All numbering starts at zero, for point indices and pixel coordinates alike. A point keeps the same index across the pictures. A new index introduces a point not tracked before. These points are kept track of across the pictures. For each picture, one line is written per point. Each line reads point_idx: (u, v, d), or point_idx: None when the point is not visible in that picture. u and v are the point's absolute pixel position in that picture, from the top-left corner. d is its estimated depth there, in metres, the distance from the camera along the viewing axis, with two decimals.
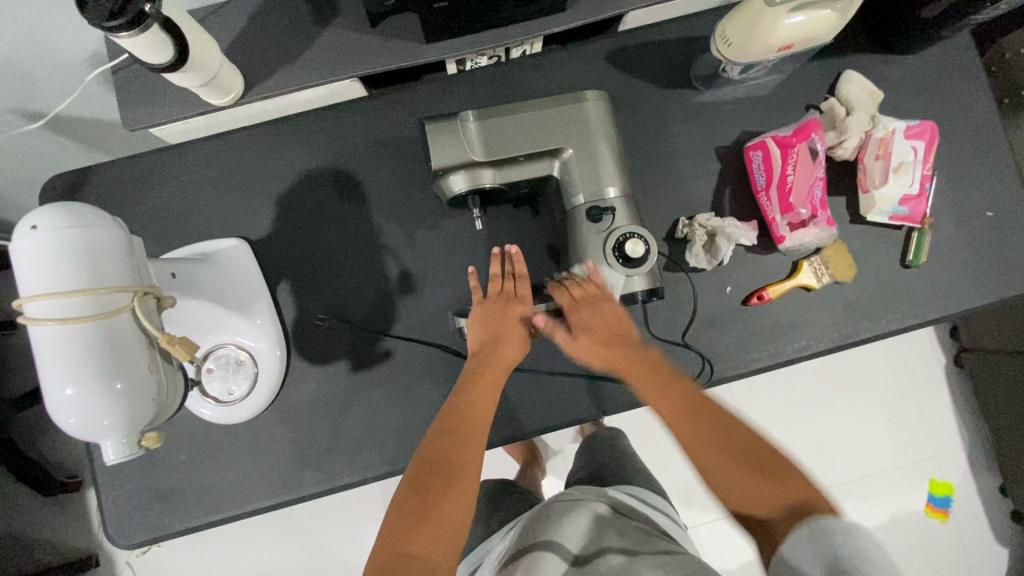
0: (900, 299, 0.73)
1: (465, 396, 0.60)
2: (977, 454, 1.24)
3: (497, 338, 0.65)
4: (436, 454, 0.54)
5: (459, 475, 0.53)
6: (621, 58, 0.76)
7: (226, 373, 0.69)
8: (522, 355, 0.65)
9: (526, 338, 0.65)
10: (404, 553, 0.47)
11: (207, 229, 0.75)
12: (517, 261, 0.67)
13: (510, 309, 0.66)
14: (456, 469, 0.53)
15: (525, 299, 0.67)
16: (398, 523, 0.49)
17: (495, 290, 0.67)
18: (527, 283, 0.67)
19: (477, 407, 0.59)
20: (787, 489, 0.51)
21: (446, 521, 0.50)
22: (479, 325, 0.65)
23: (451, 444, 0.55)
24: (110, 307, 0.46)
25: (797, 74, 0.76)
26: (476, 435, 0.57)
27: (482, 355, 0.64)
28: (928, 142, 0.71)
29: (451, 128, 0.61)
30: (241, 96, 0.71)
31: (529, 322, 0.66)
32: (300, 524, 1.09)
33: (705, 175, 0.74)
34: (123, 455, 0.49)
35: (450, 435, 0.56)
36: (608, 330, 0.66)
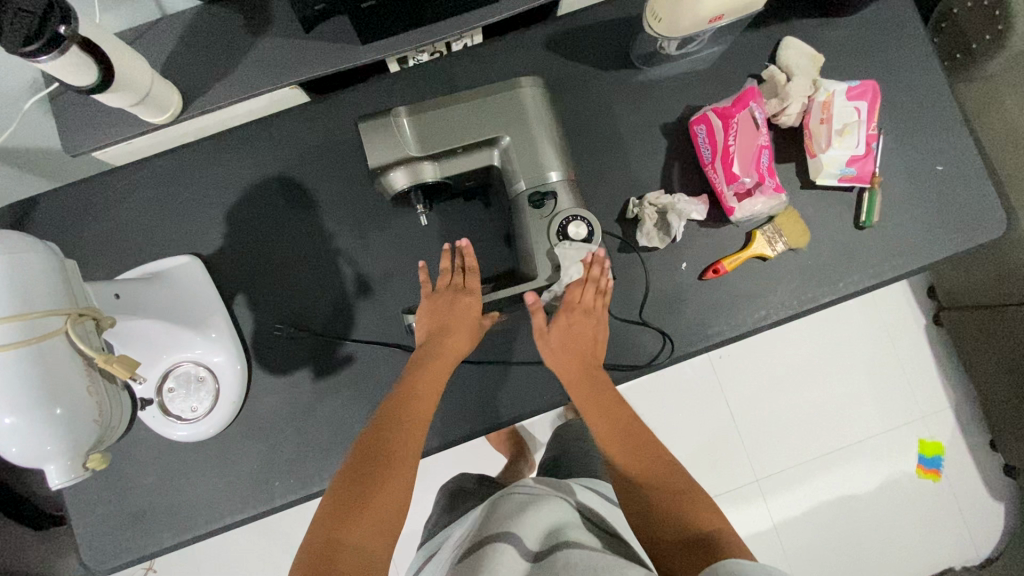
0: (857, 260, 0.73)
1: (410, 384, 0.60)
2: (963, 411, 1.24)
3: (443, 328, 0.64)
4: (377, 444, 0.54)
5: (396, 465, 0.54)
6: (560, 42, 0.76)
7: (187, 391, 0.69)
8: (470, 347, 0.64)
9: (474, 330, 0.65)
10: (336, 540, 0.47)
11: (158, 248, 0.74)
12: (467, 254, 0.67)
13: (458, 302, 0.65)
14: (397, 458, 0.54)
15: (473, 291, 0.66)
16: (334, 506, 0.50)
17: (444, 283, 0.67)
18: (476, 276, 0.67)
19: (421, 397, 0.60)
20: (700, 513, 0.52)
21: (385, 509, 0.50)
22: (426, 317, 0.65)
23: (394, 433, 0.56)
24: (42, 332, 0.46)
25: (737, 45, 0.75)
26: (418, 426, 0.58)
27: (430, 346, 0.63)
28: (871, 102, 0.72)
29: (385, 125, 0.61)
30: (179, 111, 0.70)
31: (478, 315, 0.66)
32: (292, 536, 1.09)
33: (653, 153, 0.74)
34: (68, 479, 0.48)
35: (392, 426, 0.56)
36: (583, 341, 0.66)
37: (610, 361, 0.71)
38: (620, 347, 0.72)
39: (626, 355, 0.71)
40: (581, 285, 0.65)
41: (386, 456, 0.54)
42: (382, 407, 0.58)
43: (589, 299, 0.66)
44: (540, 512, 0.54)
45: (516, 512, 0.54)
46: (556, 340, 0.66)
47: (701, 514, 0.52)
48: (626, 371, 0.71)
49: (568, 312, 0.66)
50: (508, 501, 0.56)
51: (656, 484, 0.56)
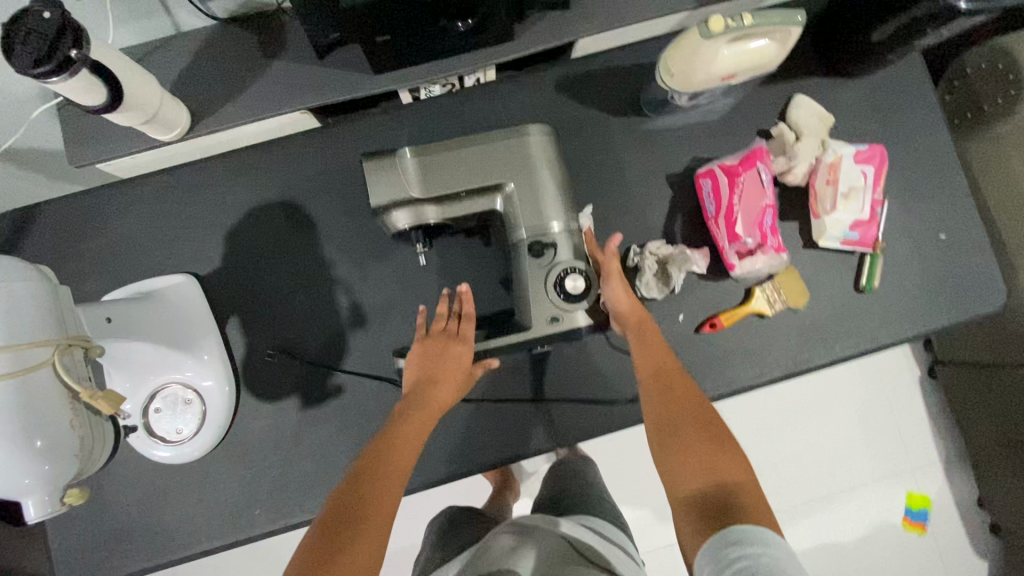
0: (855, 325, 0.73)
1: (392, 436, 0.58)
2: (952, 465, 1.24)
3: (431, 376, 0.63)
4: (353, 498, 0.51)
5: (367, 522, 0.50)
6: (573, 86, 0.76)
7: (173, 412, 0.69)
8: (456, 399, 0.63)
9: (461, 384, 0.64)
10: None
11: (156, 264, 0.74)
12: (466, 300, 0.67)
13: (449, 350, 0.64)
14: (371, 514, 0.51)
15: (465, 339, 0.66)
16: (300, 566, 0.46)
17: (438, 328, 0.66)
18: (471, 324, 0.66)
19: (402, 450, 0.57)
20: (736, 474, 0.52)
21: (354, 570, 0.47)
22: (416, 363, 0.64)
23: (371, 488, 0.53)
24: (30, 364, 0.45)
25: (748, 99, 0.76)
26: (398, 480, 0.55)
27: (416, 396, 0.62)
28: (878, 167, 0.72)
29: (389, 165, 0.61)
30: (187, 130, 0.70)
31: (467, 366, 0.65)
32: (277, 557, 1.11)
33: (657, 202, 0.74)
34: (44, 513, 0.47)
35: (372, 478, 0.53)
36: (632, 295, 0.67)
37: (599, 410, 0.71)
38: (612, 395, 0.71)
39: (619, 405, 0.71)
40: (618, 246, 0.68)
41: (360, 513, 0.50)
42: (363, 456, 0.56)
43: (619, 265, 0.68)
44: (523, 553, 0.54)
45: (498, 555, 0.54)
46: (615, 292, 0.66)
47: (737, 475, 0.52)
48: (617, 420, 0.71)
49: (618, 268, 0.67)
50: (496, 546, 0.56)
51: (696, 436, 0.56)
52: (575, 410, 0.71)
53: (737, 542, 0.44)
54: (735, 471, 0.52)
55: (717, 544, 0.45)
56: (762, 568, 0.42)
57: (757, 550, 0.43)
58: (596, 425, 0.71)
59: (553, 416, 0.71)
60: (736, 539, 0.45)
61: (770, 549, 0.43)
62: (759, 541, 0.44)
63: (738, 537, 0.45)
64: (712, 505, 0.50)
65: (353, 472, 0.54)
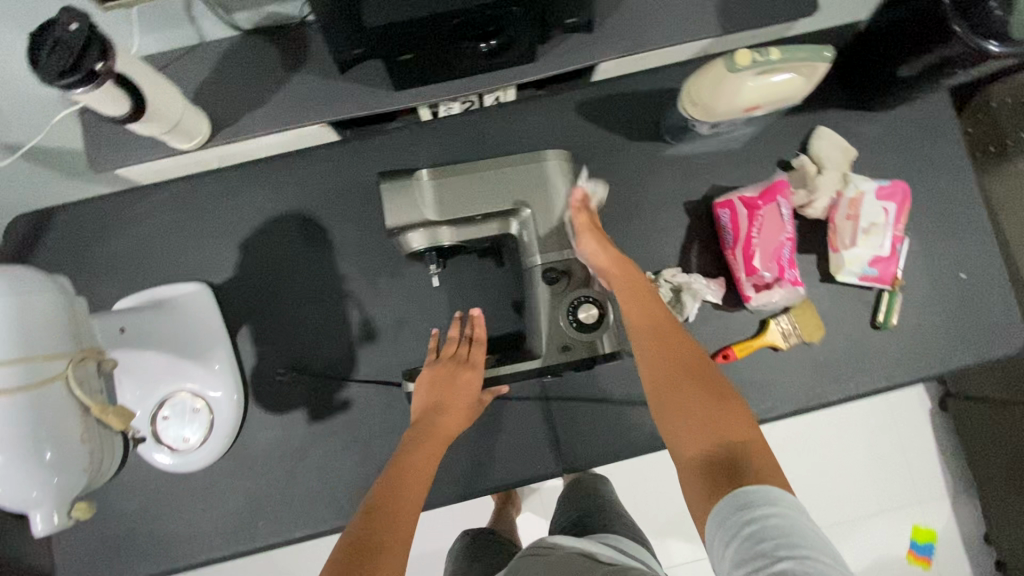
0: (870, 362, 0.72)
1: (400, 467, 0.58)
2: (961, 500, 1.22)
3: (440, 404, 0.63)
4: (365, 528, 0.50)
5: (382, 552, 0.48)
6: (593, 108, 0.75)
7: (182, 420, 0.69)
8: (463, 428, 0.63)
9: (470, 413, 0.64)
10: None
11: (169, 270, 0.74)
12: (478, 325, 0.67)
13: (458, 376, 0.64)
14: (386, 544, 0.49)
15: (475, 366, 0.65)
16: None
17: (449, 353, 0.66)
18: (481, 350, 0.66)
19: (411, 482, 0.56)
20: (736, 431, 0.48)
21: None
22: (426, 389, 0.64)
23: (382, 517, 0.51)
24: (42, 376, 0.45)
25: (770, 129, 0.75)
26: (408, 515, 0.53)
27: (425, 425, 0.62)
28: (899, 204, 0.71)
29: (406, 186, 0.60)
30: (206, 140, 0.70)
31: (476, 393, 0.64)
32: None
33: (674, 229, 0.73)
34: (51, 527, 0.47)
35: (384, 515, 0.52)
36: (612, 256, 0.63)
37: (607, 436, 0.71)
38: (621, 421, 0.71)
39: (627, 433, 0.70)
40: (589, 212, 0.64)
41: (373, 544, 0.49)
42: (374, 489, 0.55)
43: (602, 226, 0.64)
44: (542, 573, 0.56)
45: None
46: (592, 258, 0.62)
47: (737, 429, 0.48)
48: (625, 447, 0.70)
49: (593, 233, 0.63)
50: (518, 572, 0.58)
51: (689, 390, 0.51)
52: (583, 435, 0.70)
53: (739, 507, 0.41)
54: (735, 427, 0.48)
55: (724, 509, 0.42)
56: (768, 532, 0.39)
57: (762, 513, 0.40)
58: (603, 452, 0.70)
59: (560, 441, 0.71)
60: (740, 504, 0.42)
61: (774, 509, 0.40)
62: (764, 501, 0.41)
63: (741, 501, 0.42)
64: (720, 463, 0.46)
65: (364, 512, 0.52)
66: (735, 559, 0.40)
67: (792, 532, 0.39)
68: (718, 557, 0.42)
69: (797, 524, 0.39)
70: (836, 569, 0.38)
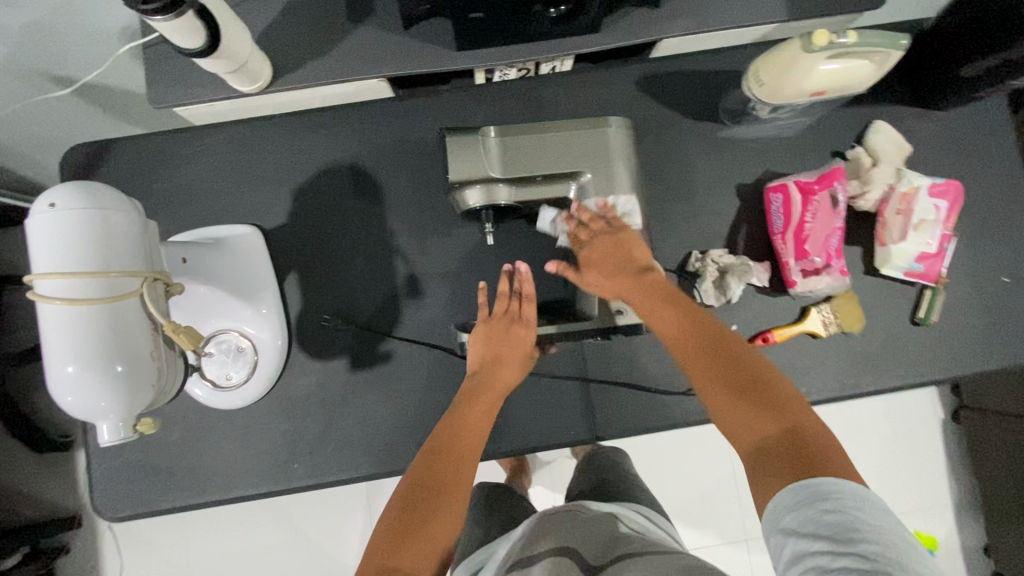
0: (905, 357, 0.72)
1: (460, 415, 0.62)
2: (965, 511, 1.22)
3: (496, 359, 0.65)
4: (432, 472, 0.56)
5: (444, 497, 0.55)
6: (653, 84, 0.76)
7: (227, 359, 0.70)
8: (519, 380, 0.66)
9: (525, 364, 0.66)
10: (391, 568, 0.50)
11: (221, 212, 0.75)
12: (525, 281, 0.67)
13: (512, 332, 0.66)
14: (450, 488, 0.56)
15: (528, 323, 0.67)
16: (389, 536, 0.52)
17: (501, 309, 0.67)
18: (532, 306, 0.67)
19: (471, 430, 0.61)
20: (786, 424, 0.51)
21: (435, 539, 0.52)
22: (482, 345, 0.66)
23: (443, 464, 0.57)
24: (118, 291, 0.46)
25: (826, 119, 0.75)
26: (467, 460, 0.58)
27: (481, 377, 0.65)
28: (952, 201, 0.71)
29: (472, 142, 0.60)
30: (268, 85, 0.70)
31: (529, 348, 0.66)
32: (291, 513, 1.18)
33: (723, 211, 0.74)
34: (117, 439, 0.48)
35: (441, 459, 0.58)
36: (619, 263, 0.64)
37: (642, 409, 0.71)
38: (657, 394, 0.72)
39: (661, 407, 0.71)
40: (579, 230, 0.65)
41: (437, 489, 0.55)
42: (437, 433, 0.61)
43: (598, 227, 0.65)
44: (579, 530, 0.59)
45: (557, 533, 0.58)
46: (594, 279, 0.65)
47: (785, 422, 0.51)
48: (658, 420, 0.71)
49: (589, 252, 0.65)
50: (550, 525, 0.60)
51: (731, 389, 0.54)
52: (617, 405, 0.72)
53: (798, 505, 0.44)
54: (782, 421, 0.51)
55: (786, 496, 0.45)
56: (827, 529, 0.42)
57: (820, 509, 0.43)
58: (637, 424, 0.71)
59: (595, 409, 0.72)
60: (800, 498, 0.45)
61: (833, 505, 0.43)
62: (824, 495, 0.44)
63: (801, 496, 0.45)
64: (781, 450, 0.49)
65: (427, 451, 0.59)
66: (794, 553, 0.43)
67: (851, 527, 0.42)
68: (774, 548, 0.45)
69: (856, 518, 0.42)
70: (897, 561, 0.41)
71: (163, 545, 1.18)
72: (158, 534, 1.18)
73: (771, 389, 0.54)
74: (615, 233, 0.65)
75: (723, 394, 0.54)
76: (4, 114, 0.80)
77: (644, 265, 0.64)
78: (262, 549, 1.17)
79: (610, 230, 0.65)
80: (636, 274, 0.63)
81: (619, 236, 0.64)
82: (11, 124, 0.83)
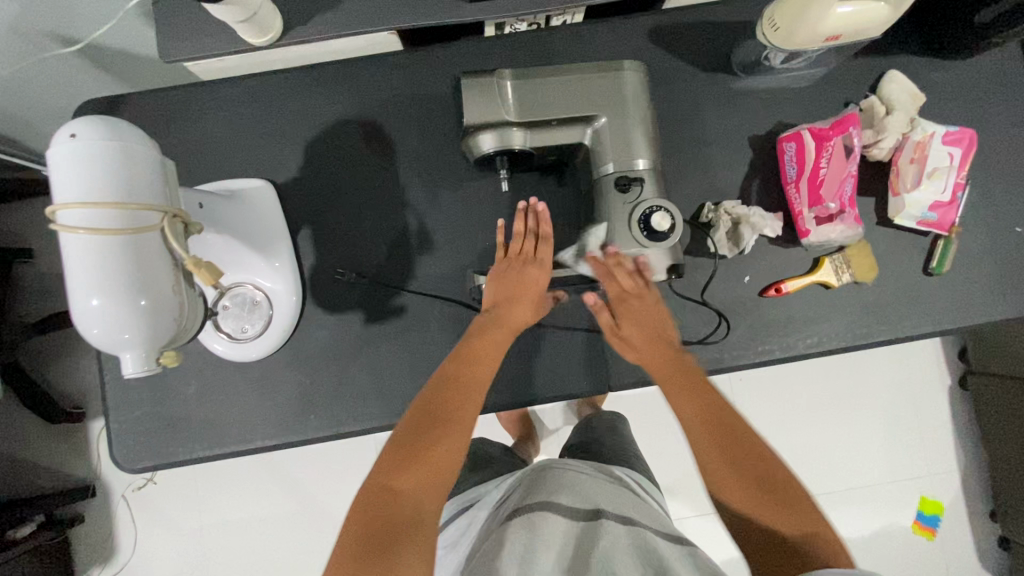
0: (917, 307, 0.72)
1: (470, 347, 0.63)
2: (973, 478, 1.21)
3: (511, 298, 0.66)
4: (442, 400, 0.58)
5: (451, 423, 0.57)
6: (665, 36, 0.75)
7: (242, 312, 0.69)
8: (531, 321, 0.67)
9: (535, 308, 0.67)
10: (391, 484, 0.52)
11: (234, 167, 0.75)
12: (543, 220, 0.67)
13: (527, 272, 0.67)
14: (457, 414, 0.57)
15: (542, 263, 0.67)
16: (396, 452, 0.54)
17: (517, 250, 0.68)
18: (548, 245, 0.68)
19: (479, 361, 0.62)
20: (803, 523, 0.52)
21: (439, 458, 0.54)
22: (495, 283, 0.66)
23: (452, 392, 0.59)
24: (141, 224, 0.46)
25: (841, 70, 0.74)
26: (473, 389, 0.60)
27: (494, 315, 0.65)
28: (965, 150, 0.70)
29: (486, 85, 0.60)
30: (278, 37, 0.68)
31: (543, 289, 0.67)
32: (301, 481, 1.19)
33: (737, 163, 0.74)
34: (142, 370, 0.49)
35: (451, 386, 0.59)
36: (653, 328, 0.68)
37: None
38: None
39: None
40: (616, 279, 0.67)
41: (444, 417, 0.57)
42: (448, 365, 0.62)
43: (627, 284, 0.67)
44: (582, 491, 0.58)
45: (562, 488, 0.59)
46: (630, 333, 0.68)
47: (804, 520, 0.53)
48: None
49: (622, 304, 0.67)
50: (555, 475, 0.61)
51: (751, 475, 0.56)
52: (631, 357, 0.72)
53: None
54: (799, 518, 0.53)
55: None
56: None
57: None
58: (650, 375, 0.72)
59: (608, 361, 0.72)
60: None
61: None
62: None
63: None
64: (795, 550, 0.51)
65: (439, 377, 0.60)
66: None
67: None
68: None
69: None
70: None
71: (175, 513, 1.19)
72: (171, 503, 1.19)
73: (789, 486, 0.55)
74: (647, 296, 0.68)
75: (742, 480, 0.56)
76: (14, 74, 0.80)
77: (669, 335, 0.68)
78: (274, 516, 1.18)
79: (643, 293, 0.68)
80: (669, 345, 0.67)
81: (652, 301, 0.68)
82: (19, 85, 0.83)
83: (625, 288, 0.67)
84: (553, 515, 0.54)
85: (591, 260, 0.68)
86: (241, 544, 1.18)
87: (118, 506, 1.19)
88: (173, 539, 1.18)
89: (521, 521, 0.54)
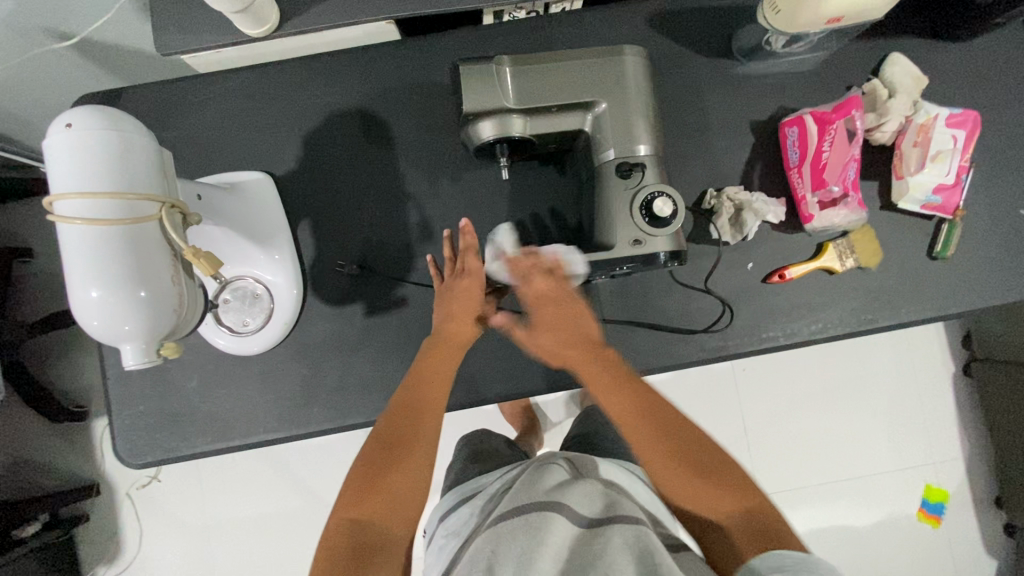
0: (922, 291, 0.72)
1: (420, 368, 0.63)
2: (977, 465, 1.21)
3: (452, 315, 0.66)
4: (397, 430, 0.59)
5: (410, 449, 0.58)
6: (665, 21, 0.74)
7: (242, 305, 0.69)
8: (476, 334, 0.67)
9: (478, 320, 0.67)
10: (357, 519, 0.54)
11: (233, 160, 0.74)
12: (466, 235, 0.67)
13: (460, 287, 0.67)
14: (412, 444, 0.58)
15: (474, 274, 0.67)
16: (357, 490, 0.55)
17: (450, 272, 0.69)
18: (474, 257, 0.67)
19: (431, 380, 0.63)
20: (743, 504, 0.54)
21: (397, 493, 0.55)
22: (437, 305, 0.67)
23: (405, 417, 0.60)
24: (139, 214, 0.46)
25: (843, 53, 0.74)
26: (428, 412, 0.61)
27: (441, 334, 0.66)
28: (968, 134, 0.69)
29: (485, 72, 0.60)
30: (273, 29, 0.67)
31: (480, 297, 0.67)
32: (304, 477, 1.18)
33: (738, 148, 0.73)
34: (143, 362, 0.48)
35: (402, 411, 0.60)
36: (570, 331, 0.65)
37: (659, 349, 0.71)
38: (675, 334, 0.71)
39: (678, 345, 0.71)
40: (532, 280, 0.66)
41: (402, 445, 0.58)
42: (400, 392, 0.62)
43: (541, 286, 0.65)
44: (579, 492, 0.57)
45: (557, 489, 0.57)
46: (545, 339, 0.65)
47: (744, 501, 0.54)
48: (674, 358, 0.71)
49: (539, 305, 0.65)
50: (547, 476, 0.60)
51: (688, 466, 0.56)
52: (634, 345, 0.71)
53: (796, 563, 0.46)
54: (739, 500, 0.54)
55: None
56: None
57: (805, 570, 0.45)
58: (654, 363, 0.71)
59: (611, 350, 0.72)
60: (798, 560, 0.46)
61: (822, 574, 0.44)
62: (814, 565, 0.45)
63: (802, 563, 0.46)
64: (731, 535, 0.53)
65: (390, 406, 0.61)
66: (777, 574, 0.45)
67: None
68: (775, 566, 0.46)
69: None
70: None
71: (180, 510, 1.19)
72: (175, 501, 1.19)
73: (725, 468, 0.56)
74: (568, 298, 0.65)
75: (683, 470, 0.56)
76: (11, 70, 0.79)
77: (593, 338, 0.65)
78: (278, 513, 1.18)
79: (566, 294, 0.65)
80: (587, 345, 0.64)
81: (572, 303, 0.66)
82: (15, 81, 0.82)
83: (541, 291, 0.65)
84: (546, 515, 0.53)
85: (507, 262, 0.68)
86: (245, 540, 1.18)
87: (123, 504, 1.19)
88: (177, 536, 1.18)
89: (519, 522, 0.52)
